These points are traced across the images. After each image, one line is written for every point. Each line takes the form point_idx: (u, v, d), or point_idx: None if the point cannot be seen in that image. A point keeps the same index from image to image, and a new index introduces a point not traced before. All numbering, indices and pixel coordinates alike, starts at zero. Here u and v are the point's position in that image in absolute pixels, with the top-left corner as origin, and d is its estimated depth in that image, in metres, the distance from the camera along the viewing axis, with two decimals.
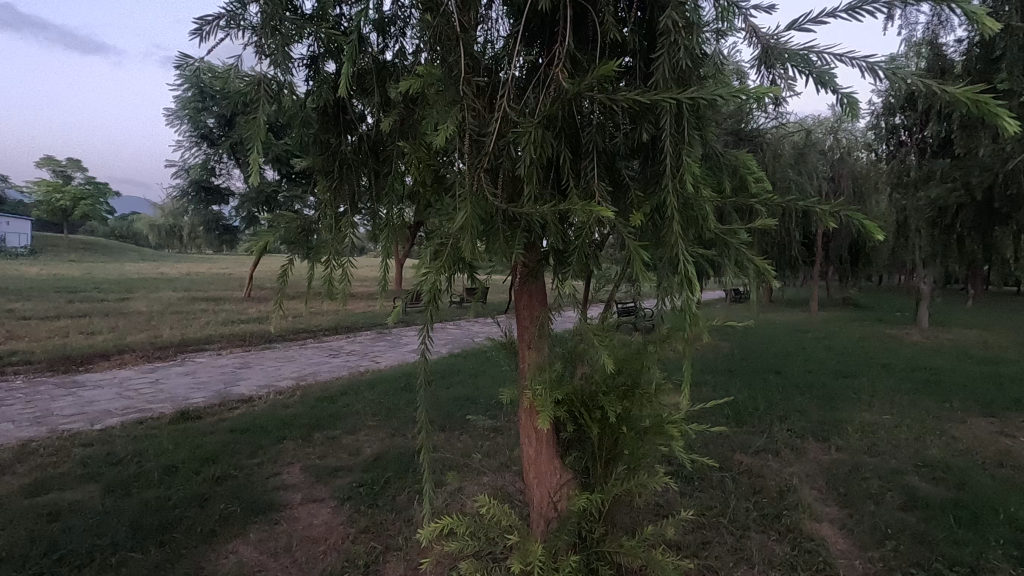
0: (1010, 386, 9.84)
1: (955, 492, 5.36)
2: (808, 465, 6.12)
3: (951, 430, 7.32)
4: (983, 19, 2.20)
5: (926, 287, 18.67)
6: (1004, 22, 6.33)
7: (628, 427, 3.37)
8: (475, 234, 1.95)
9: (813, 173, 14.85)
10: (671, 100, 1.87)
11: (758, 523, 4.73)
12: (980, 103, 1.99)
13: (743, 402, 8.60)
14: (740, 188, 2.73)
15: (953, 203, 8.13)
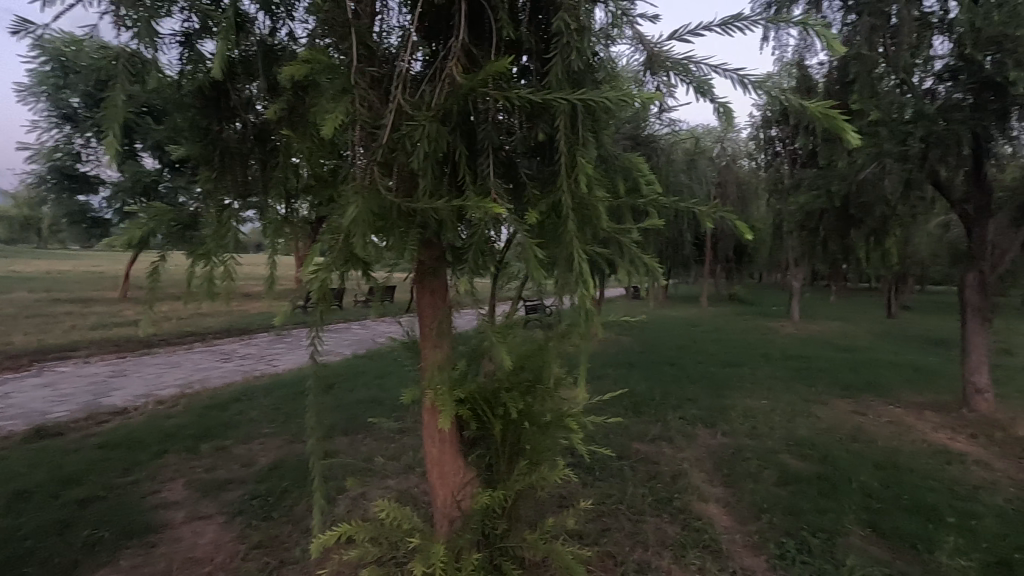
0: (863, 370, 11.22)
1: (819, 467, 6.01)
2: (698, 450, 6.58)
3: (817, 412, 8.21)
4: (828, 44, 2.40)
5: (797, 284, 20.82)
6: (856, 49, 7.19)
7: (530, 422, 3.44)
8: (369, 229, 1.87)
9: (703, 179, 16.05)
10: (563, 101, 1.92)
11: (652, 507, 5.02)
12: (830, 117, 2.23)
13: (641, 393, 9.10)
14: (632, 190, 2.86)
15: (817, 208, 9.13)
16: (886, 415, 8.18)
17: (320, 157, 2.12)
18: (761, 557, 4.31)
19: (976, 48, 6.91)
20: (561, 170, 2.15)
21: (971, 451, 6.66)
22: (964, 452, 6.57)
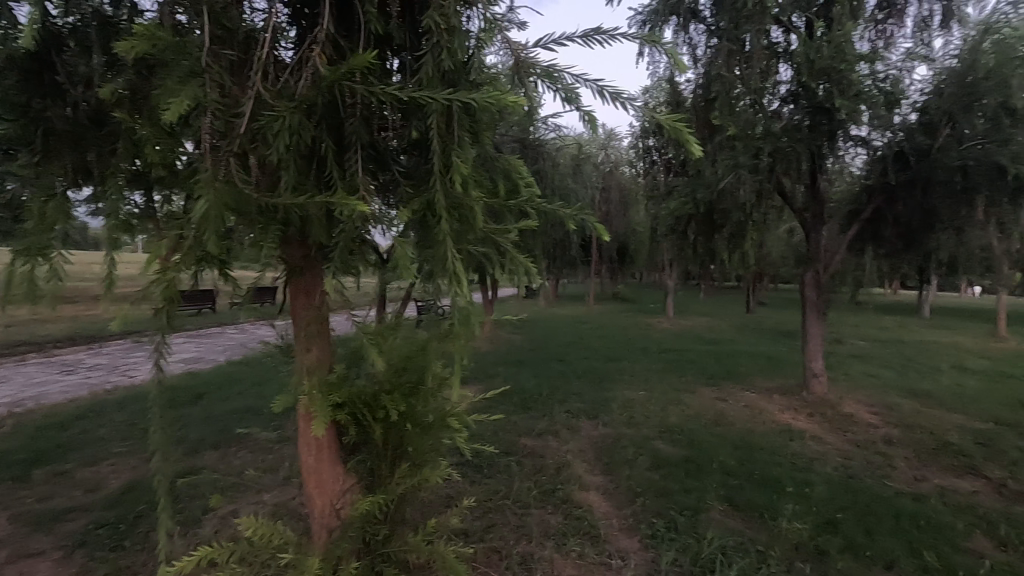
0: (725, 360, 12.45)
1: (687, 450, 6.56)
2: (581, 441, 6.91)
3: (686, 400, 8.97)
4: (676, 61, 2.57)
5: (671, 282, 22.61)
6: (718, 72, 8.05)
7: (413, 424, 3.39)
8: (223, 226, 1.72)
9: (588, 183, 16.90)
10: (433, 100, 1.91)
11: (537, 500, 5.18)
12: (678, 130, 2.47)
13: (530, 390, 9.36)
14: (513, 191, 2.92)
15: (685, 213, 9.99)
16: (743, 400, 9.15)
17: (169, 145, 1.94)
18: (635, 538, 4.61)
19: (811, 76, 7.94)
20: (435, 169, 2.15)
21: (808, 428, 7.64)
22: (803, 429, 7.52)
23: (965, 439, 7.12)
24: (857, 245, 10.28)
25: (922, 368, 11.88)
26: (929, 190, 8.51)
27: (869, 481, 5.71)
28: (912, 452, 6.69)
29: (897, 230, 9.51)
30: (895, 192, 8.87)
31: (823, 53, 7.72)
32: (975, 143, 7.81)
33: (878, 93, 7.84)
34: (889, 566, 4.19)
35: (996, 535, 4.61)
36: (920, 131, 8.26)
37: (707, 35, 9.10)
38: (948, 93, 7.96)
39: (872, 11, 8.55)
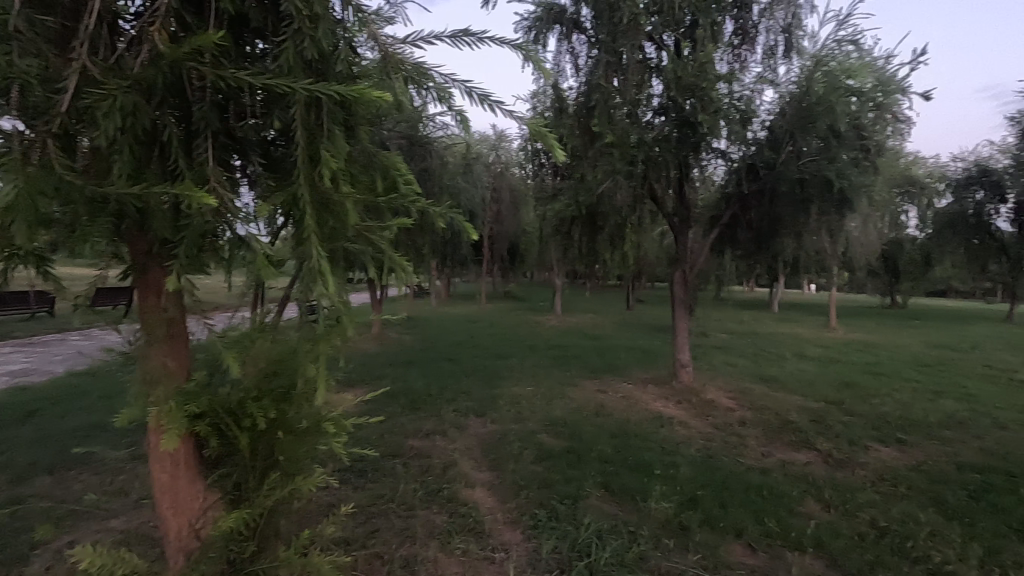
0: (607, 355, 13.20)
1: (568, 442, 6.85)
2: (468, 440, 6.95)
3: (570, 393, 9.38)
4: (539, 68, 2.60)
5: (559, 281, 23.48)
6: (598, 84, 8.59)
7: (286, 431, 3.08)
8: (37, 215, 1.51)
9: (478, 183, 17.03)
10: (290, 89, 1.81)
11: (422, 501, 5.14)
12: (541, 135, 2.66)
13: (419, 390, 9.25)
14: (391, 189, 2.81)
15: (569, 215, 10.44)
16: (621, 391, 9.75)
17: None
18: (517, 530, 4.73)
19: (678, 91, 8.66)
20: (298, 161, 2.04)
21: (677, 414, 8.34)
22: (672, 416, 8.19)
23: (802, 417, 8.17)
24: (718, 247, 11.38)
25: (770, 356, 13.44)
26: (775, 199, 9.67)
27: (725, 459, 6.36)
28: (761, 431, 7.55)
29: (750, 235, 10.67)
30: (748, 200, 9.95)
31: (688, 71, 8.46)
32: (809, 159, 8.99)
33: (734, 110, 8.75)
34: (738, 534, 4.69)
35: (822, 498, 5.35)
36: (767, 147, 9.34)
37: (587, 45, 9.54)
38: (789, 114, 9.07)
39: (729, 36, 9.50)
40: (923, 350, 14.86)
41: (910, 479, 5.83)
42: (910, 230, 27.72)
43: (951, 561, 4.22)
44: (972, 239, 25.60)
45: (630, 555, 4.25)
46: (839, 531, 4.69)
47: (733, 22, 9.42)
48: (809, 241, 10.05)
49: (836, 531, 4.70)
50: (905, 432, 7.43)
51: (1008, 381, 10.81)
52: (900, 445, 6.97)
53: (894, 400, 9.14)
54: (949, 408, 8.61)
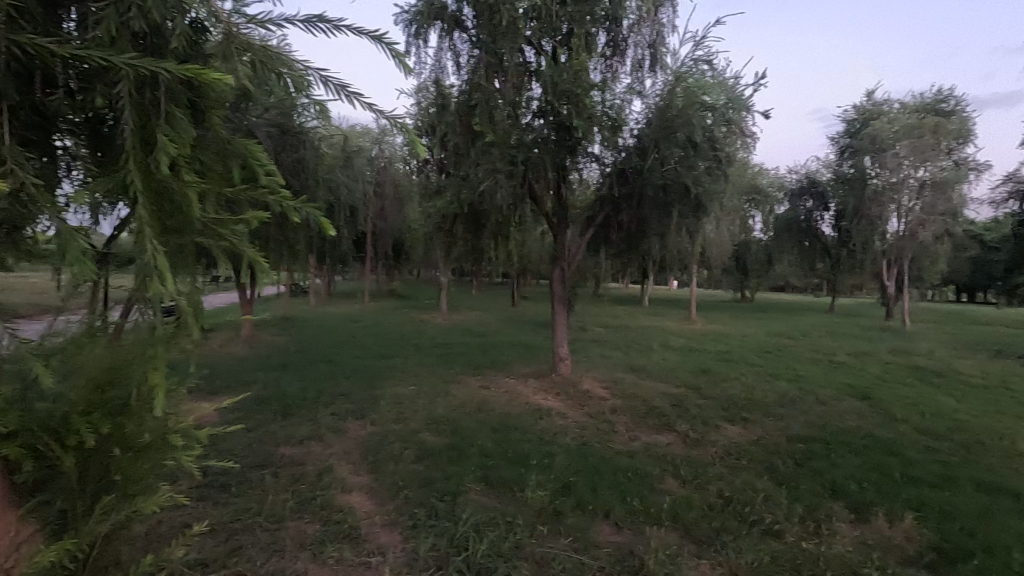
0: (491, 351, 13.42)
1: (450, 439, 6.87)
2: (346, 443, 6.69)
3: (453, 391, 9.40)
4: (402, 63, 2.45)
5: (445, 279, 23.38)
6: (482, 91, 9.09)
7: (121, 448, 2.67)
8: None
9: (359, 177, 16.40)
10: (102, 61, 1.63)
11: (293, 511, 4.87)
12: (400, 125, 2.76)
13: (292, 395, 8.73)
14: (250, 178, 2.52)
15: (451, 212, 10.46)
16: (503, 386, 9.97)
17: None
18: (395, 531, 4.65)
19: (555, 95, 9.04)
20: (124, 143, 1.85)
21: (555, 406, 8.71)
22: (551, 407, 8.54)
23: (665, 402, 8.93)
24: (593, 247, 12.04)
25: (640, 348, 14.50)
26: (642, 202, 10.45)
27: (597, 446, 6.76)
28: (629, 417, 8.14)
29: (622, 235, 11.42)
30: (620, 203, 10.65)
31: (564, 77, 8.84)
32: (671, 166, 9.82)
33: (605, 117, 9.31)
34: (607, 514, 5.01)
35: (679, 475, 5.89)
36: (635, 153, 10.06)
37: (469, 44, 9.58)
38: (653, 125, 9.84)
39: (602, 47, 10.09)
40: (765, 338, 16.94)
41: (751, 452, 6.62)
42: (756, 232, 31.41)
43: (780, 520, 4.86)
44: (803, 241, 29.66)
45: (506, 545, 4.35)
46: (691, 503, 5.20)
47: (606, 35, 10.02)
48: (671, 241, 10.99)
49: (690, 503, 5.20)
50: (748, 412, 8.42)
51: (827, 362, 12.68)
52: (744, 423, 7.88)
53: (740, 384, 10.31)
54: (782, 388, 9.91)
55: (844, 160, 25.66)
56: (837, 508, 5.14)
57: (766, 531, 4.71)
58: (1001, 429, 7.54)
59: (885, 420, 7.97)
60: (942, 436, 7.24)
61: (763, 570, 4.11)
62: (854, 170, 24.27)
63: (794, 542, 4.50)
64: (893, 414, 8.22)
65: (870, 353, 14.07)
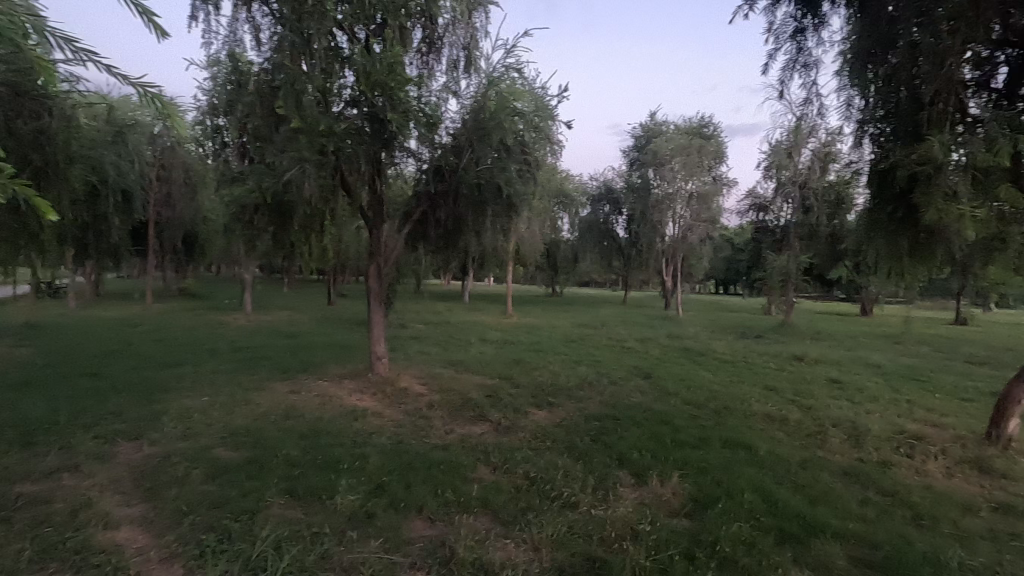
0: (302, 353, 12.53)
1: (249, 451, 6.24)
2: (114, 471, 5.66)
3: (255, 398, 8.55)
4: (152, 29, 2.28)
5: (249, 276, 21.22)
6: (288, 70, 8.46)
7: None
8: None
9: (136, 156, 14.01)
10: None
11: (33, 562, 3.96)
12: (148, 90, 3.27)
13: (38, 419, 7.10)
14: None
15: (252, 202, 9.47)
16: (315, 390, 9.38)
17: None
18: (176, 565, 4.06)
19: (367, 86, 8.73)
20: None
21: (371, 406, 8.46)
22: (367, 408, 8.27)
23: (480, 394, 9.28)
24: (411, 243, 11.95)
25: (459, 343, 14.84)
26: (458, 199, 10.70)
27: (412, 443, 6.73)
28: (445, 411, 8.28)
29: (440, 231, 11.54)
30: (437, 199, 10.78)
31: (377, 68, 8.56)
32: (485, 166, 10.21)
33: (421, 113, 9.26)
34: (420, 510, 5.02)
35: (490, 463, 6.16)
36: (451, 152, 10.23)
37: (270, 19, 8.78)
38: (468, 125, 10.10)
39: (418, 43, 10.06)
40: (571, 329, 18.62)
41: (554, 433, 7.20)
42: (564, 232, 34.37)
43: (576, 492, 5.38)
44: (602, 241, 33.32)
45: (311, 557, 4.10)
46: (500, 487, 5.48)
47: (421, 30, 10.01)
48: (486, 238, 11.44)
49: (499, 488, 5.47)
50: (554, 396, 9.16)
51: (619, 348, 14.42)
52: (550, 407, 8.57)
53: (548, 371, 11.18)
54: (583, 373, 10.99)
55: (634, 170, 29.41)
56: (623, 475, 5.87)
57: (565, 504, 5.17)
58: (741, 395, 9.36)
59: (661, 395, 9.34)
60: (701, 404, 8.73)
61: (560, 539, 4.51)
62: (641, 180, 27.99)
63: (587, 509, 5.02)
64: (667, 389, 9.70)
65: (652, 338, 16.39)
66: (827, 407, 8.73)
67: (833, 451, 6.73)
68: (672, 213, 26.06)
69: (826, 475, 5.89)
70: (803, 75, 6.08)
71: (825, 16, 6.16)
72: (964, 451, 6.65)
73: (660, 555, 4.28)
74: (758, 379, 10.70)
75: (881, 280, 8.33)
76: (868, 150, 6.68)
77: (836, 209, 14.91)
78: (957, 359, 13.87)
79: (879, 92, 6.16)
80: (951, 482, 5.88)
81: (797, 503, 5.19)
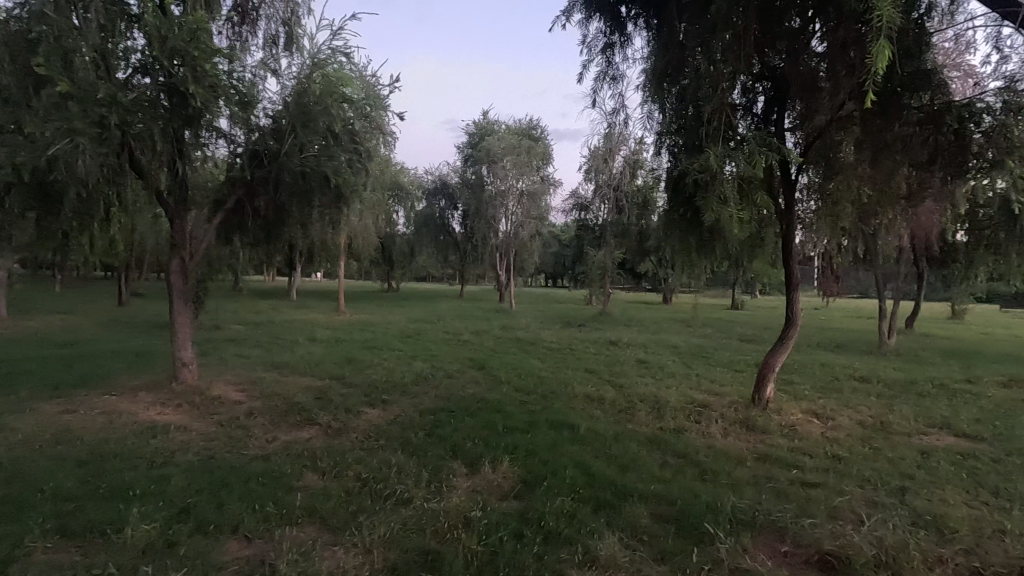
0: (80, 364, 10.50)
1: (2, 489, 5.04)
2: None
3: (12, 423, 6.95)
4: None
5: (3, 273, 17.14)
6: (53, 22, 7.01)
7: None
8: None
9: None
10: None
11: None
12: None
13: None
14: None
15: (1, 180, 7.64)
16: (99, 406, 7.92)
17: None
18: None
19: (162, 51, 7.56)
20: None
21: (175, 420, 7.40)
22: (169, 423, 7.22)
23: (308, 396, 8.69)
24: (224, 234, 10.72)
25: (284, 343, 13.73)
26: (279, 187, 9.82)
27: (226, 457, 6.05)
28: (266, 418, 7.59)
29: (258, 222, 10.51)
30: (254, 186, 9.77)
31: (174, 32, 7.46)
32: (310, 154, 9.51)
33: (232, 89, 8.29)
34: (235, 529, 4.53)
35: (318, 468, 5.80)
36: (270, 135, 9.49)
37: None
38: (290, 108, 9.32)
39: (228, 11, 9.03)
40: (407, 324, 18.35)
41: (388, 431, 7.03)
42: (399, 226, 33.80)
43: (409, 488, 5.31)
44: (438, 236, 33.48)
45: None
46: (329, 493, 5.18)
47: None
48: (313, 230, 10.71)
49: (327, 494, 5.17)
50: (389, 393, 8.96)
51: (455, 341, 14.64)
52: (384, 405, 8.37)
53: (383, 368, 10.90)
54: (418, 368, 10.92)
55: (468, 166, 30.04)
56: (457, 466, 5.96)
57: (398, 502, 5.09)
58: (566, 379, 10.13)
59: (494, 384, 9.69)
60: (531, 390, 9.25)
61: (394, 538, 4.41)
62: (475, 176, 28.66)
63: (420, 504, 4.99)
64: (500, 378, 10.11)
65: (486, 330, 16.94)
66: (635, 385, 9.86)
67: (640, 423, 7.61)
68: (505, 209, 27.16)
69: (634, 445, 6.64)
70: (612, 87, 6.73)
71: (629, 35, 6.87)
72: (736, 413, 8.01)
73: (491, 539, 4.43)
74: (580, 364, 11.68)
75: (677, 272, 9.61)
76: (666, 159, 7.65)
77: (643, 210, 16.80)
78: (732, 338, 16.70)
79: (672, 108, 7.07)
80: (727, 440, 7.05)
81: (611, 473, 5.76)
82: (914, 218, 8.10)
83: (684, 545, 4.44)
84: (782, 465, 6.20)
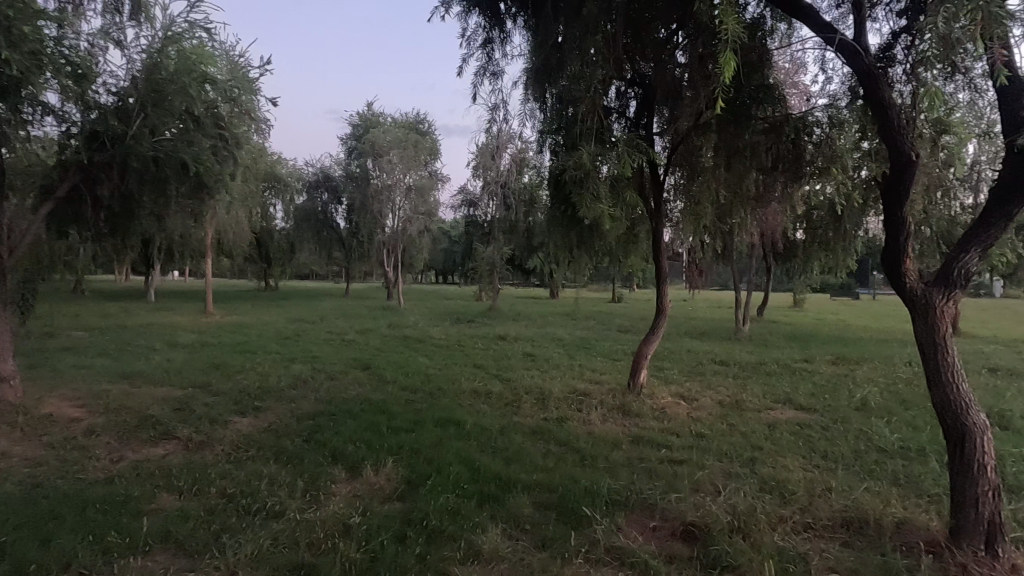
0: None
1: None
2: None
3: None
4: None
5: None
6: None
7: None
8: None
9: None
10: None
11: None
12: None
13: None
14: None
15: None
16: None
17: None
18: None
19: None
20: None
21: None
22: None
23: (164, 408, 7.79)
24: (55, 227, 9.22)
25: (137, 350, 12.23)
26: (125, 173, 8.56)
27: (57, 484, 5.22)
28: (112, 435, 6.69)
29: (100, 214, 9.18)
30: (92, 173, 8.46)
31: None
32: (164, 138, 8.45)
33: (62, 60, 7.21)
34: (65, 567, 3.92)
35: (174, 488, 5.21)
36: (113, 115, 8.19)
37: None
38: (138, 84, 8.23)
39: None
40: (285, 324, 17.19)
41: (259, 441, 6.51)
42: (277, 220, 31.59)
43: (282, 500, 4.94)
44: (320, 231, 31.80)
45: None
46: (186, 514, 4.67)
47: None
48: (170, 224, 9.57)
49: (184, 514, 4.66)
50: (261, 400, 8.29)
51: (338, 341, 13.96)
52: (256, 413, 7.74)
53: (255, 373, 10.08)
54: (295, 371, 10.25)
55: (352, 158, 28.83)
56: (336, 471, 5.67)
57: (268, 516, 4.71)
58: (453, 375, 10.07)
59: (378, 384, 9.38)
60: (417, 388, 9.08)
61: (262, 556, 4.06)
62: (359, 169, 27.57)
63: (294, 515, 4.66)
64: (385, 378, 9.79)
65: (371, 329, 16.38)
66: (521, 377, 10.06)
67: (525, 415, 7.77)
68: (392, 204, 26.41)
69: (519, 437, 6.76)
70: (492, 82, 6.76)
71: (509, 33, 6.95)
72: (613, 400, 8.46)
73: (371, 545, 4.25)
74: (468, 359, 11.69)
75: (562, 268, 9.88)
76: (548, 157, 7.82)
77: (529, 207, 17.18)
78: (612, 329, 17.67)
79: (552, 109, 7.26)
80: (605, 425, 7.42)
81: (496, 466, 5.80)
82: (763, 217, 9.03)
83: (564, 530, 4.58)
84: (653, 445, 6.65)
